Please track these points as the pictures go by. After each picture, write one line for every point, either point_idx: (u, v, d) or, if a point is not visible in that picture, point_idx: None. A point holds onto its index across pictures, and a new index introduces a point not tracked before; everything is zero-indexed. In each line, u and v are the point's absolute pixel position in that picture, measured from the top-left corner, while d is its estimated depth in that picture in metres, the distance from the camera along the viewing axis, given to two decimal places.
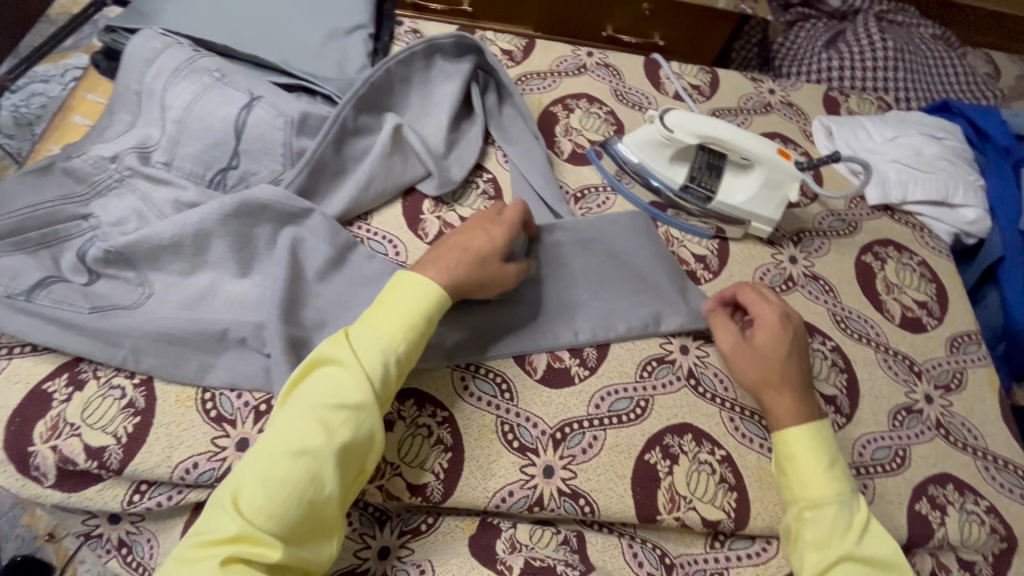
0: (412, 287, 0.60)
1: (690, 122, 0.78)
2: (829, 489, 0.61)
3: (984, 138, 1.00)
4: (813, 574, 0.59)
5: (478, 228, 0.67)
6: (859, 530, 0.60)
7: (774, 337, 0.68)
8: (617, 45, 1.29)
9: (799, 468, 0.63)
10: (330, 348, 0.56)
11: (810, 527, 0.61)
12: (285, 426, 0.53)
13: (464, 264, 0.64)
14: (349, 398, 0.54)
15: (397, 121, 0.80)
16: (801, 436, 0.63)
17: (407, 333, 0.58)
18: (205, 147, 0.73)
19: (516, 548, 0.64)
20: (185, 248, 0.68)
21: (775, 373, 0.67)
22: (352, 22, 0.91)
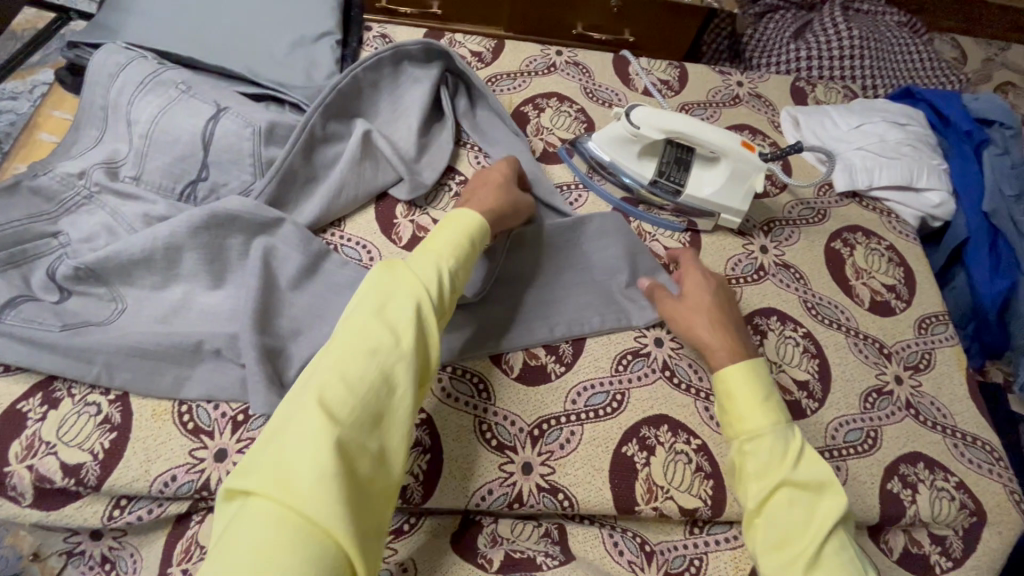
0: (455, 220, 0.66)
1: (655, 118, 0.79)
2: (766, 418, 0.62)
3: (947, 122, 1.01)
4: (753, 506, 0.59)
5: (488, 171, 0.77)
6: (796, 455, 0.60)
7: (703, 286, 0.74)
8: (587, 42, 1.30)
9: (737, 402, 0.64)
10: (387, 266, 0.59)
11: (751, 458, 0.61)
12: (352, 329, 0.53)
13: (489, 195, 0.73)
14: (415, 300, 0.56)
15: (366, 127, 0.81)
16: (736, 371, 0.65)
17: (459, 255, 0.62)
18: (173, 161, 0.73)
19: (498, 542, 0.66)
20: (156, 261, 0.68)
21: (706, 317, 0.71)
22: (320, 29, 0.91)
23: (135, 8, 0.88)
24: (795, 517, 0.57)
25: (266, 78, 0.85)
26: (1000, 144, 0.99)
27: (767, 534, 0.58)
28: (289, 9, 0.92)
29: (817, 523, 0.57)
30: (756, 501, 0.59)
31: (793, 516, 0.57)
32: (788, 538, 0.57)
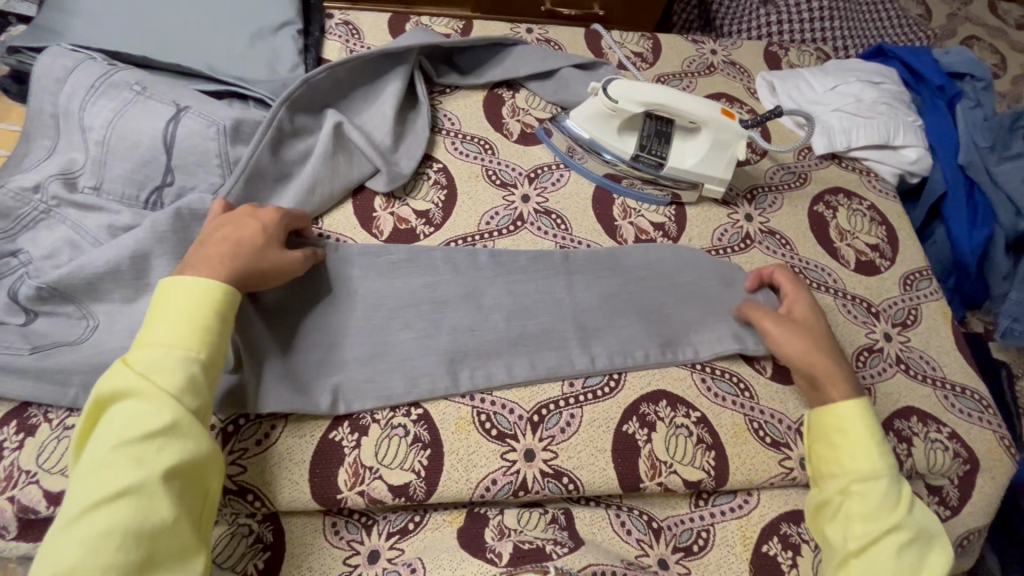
0: (189, 289, 0.56)
1: (634, 91, 0.77)
2: (879, 462, 0.61)
3: (918, 79, 1.01)
4: (850, 547, 0.58)
5: (246, 219, 0.64)
6: (908, 503, 0.59)
7: (810, 310, 0.72)
8: (556, 18, 1.27)
9: (848, 441, 0.63)
10: (112, 383, 0.51)
11: (858, 501, 0.60)
12: (88, 479, 0.47)
13: (238, 254, 0.60)
14: (153, 421, 0.49)
15: (337, 119, 0.78)
16: (853, 411, 0.64)
17: (202, 334, 0.55)
18: (135, 167, 0.69)
19: (504, 534, 0.64)
20: (125, 274, 0.65)
21: (817, 343, 0.69)
22: (278, 19, 0.87)
23: (78, 8, 0.83)
24: (906, 566, 0.56)
25: (227, 74, 0.81)
26: (971, 98, 1.00)
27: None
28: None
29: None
30: (859, 544, 0.57)
31: (904, 565, 0.56)
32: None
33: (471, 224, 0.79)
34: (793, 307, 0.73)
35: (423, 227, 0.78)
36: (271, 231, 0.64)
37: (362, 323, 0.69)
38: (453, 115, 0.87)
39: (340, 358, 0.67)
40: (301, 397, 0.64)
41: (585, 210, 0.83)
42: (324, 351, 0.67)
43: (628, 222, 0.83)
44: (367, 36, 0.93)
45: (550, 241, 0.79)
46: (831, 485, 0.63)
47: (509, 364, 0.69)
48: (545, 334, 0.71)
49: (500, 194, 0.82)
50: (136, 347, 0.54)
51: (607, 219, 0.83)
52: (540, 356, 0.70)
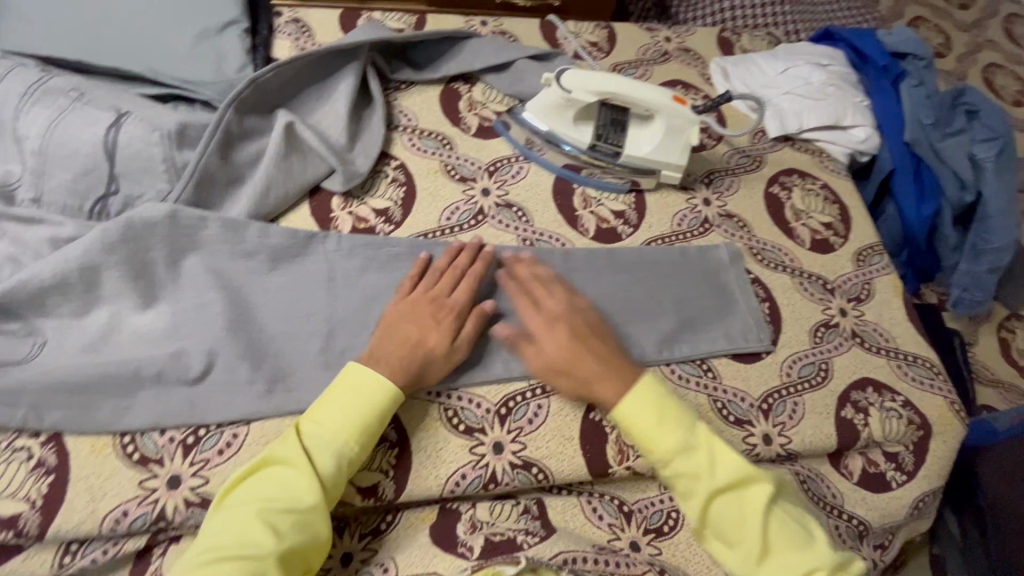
0: (358, 383, 0.60)
1: (585, 81, 0.78)
2: (668, 440, 0.62)
3: (865, 60, 1.04)
4: (696, 520, 0.62)
5: (424, 319, 0.67)
6: (711, 463, 0.61)
7: (558, 343, 0.68)
8: (513, 10, 1.26)
9: (642, 432, 0.64)
10: (282, 448, 0.57)
11: (682, 481, 0.62)
12: (232, 524, 0.53)
13: (401, 355, 0.64)
14: (299, 498, 0.55)
15: (289, 119, 0.77)
16: (629, 405, 0.64)
17: (360, 431, 0.59)
18: (76, 176, 0.67)
19: (476, 527, 0.64)
20: (73, 287, 0.63)
21: (606, 374, 0.66)
22: (223, 18, 0.84)
23: (10, 13, 0.79)
24: (732, 517, 0.60)
25: (171, 76, 0.78)
26: (915, 76, 1.02)
27: (723, 541, 0.61)
28: None
29: (758, 524, 0.59)
30: (697, 518, 0.61)
31: (730, 516, 0.60)
32: (743, 542, 0.59)
33: (431, 219, 0.78)
34: (546, 341, 0.68)
35: (383, 225, 0.77)
36: (448, 333, 0.66)
37: (323, 325, 0.68)
38: (409, 111, 0.86)
39: (303, 361, 0.66)
40: (264, 403, 0.63)
41: (545, 202, 0.83)
42: (286, 355, 0.66)
43: (588, 211, 0.83)
44: (318, 34, 0.91)
45: (512, 234, 0.79)
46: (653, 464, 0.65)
47: (475, 360, 0.69)
48: (509, 327, 0.72)
49: (460, 188, 0.81)
50: (308, 419, 0.60)
51: (568, 209, 0.83)
52: (506, 348, 0.71)
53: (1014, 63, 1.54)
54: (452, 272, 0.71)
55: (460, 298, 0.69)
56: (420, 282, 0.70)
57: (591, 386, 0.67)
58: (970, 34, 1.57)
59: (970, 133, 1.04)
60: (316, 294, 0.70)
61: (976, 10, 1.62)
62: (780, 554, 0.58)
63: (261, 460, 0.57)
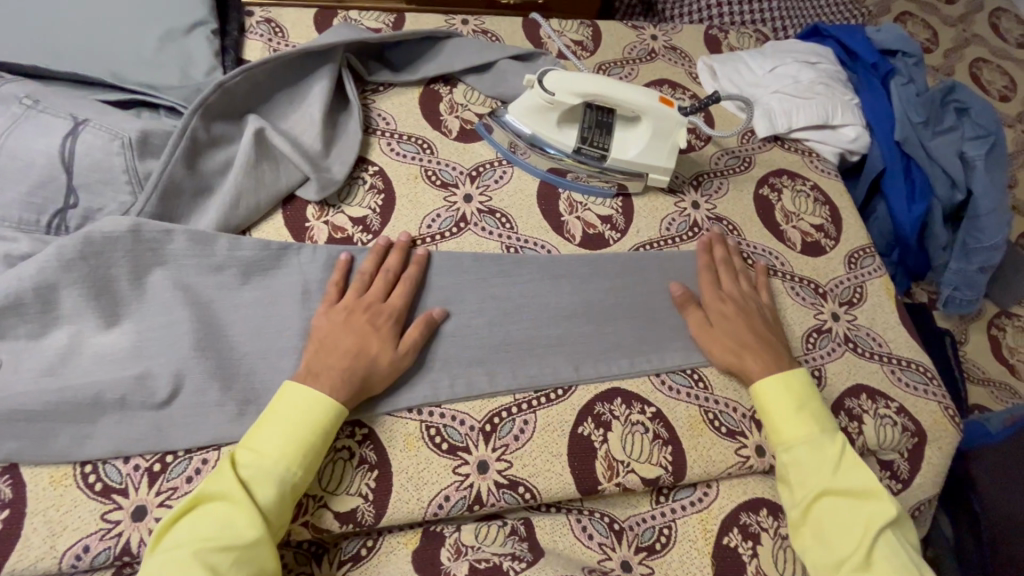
0: (299, 405, 0.58)
1: (569, 83, 0.75)
2: (802, 430, 0.64)
3: (854, 57, 1.02)
4: (797, 515, 0.62)
5: (362, 323, 0.64)
6: (836, 463, 0.62)
7: (732, 323, 0.72)
8: (496, 7, 1.23)
9: (775, 417, 0.66)
10: (217, 482, 0.53)
11: (796, 470, 0.63)
12: (165, 569, 0.49)
13: (344, 364, 0.61)
14: (241, 534, 0.51)
15: (259, 125, 0.73)
16: (773, 387, 0.66)
17: (303, 456, 0.56)
18: (31, 189, 0.63)
19: (461, 553, 0.61)
20: (28, 308, 0.59)
21: (755, 352, 0.69)
22: (190, 19, 0.80)
23: None
24: (843, 522, 0.60)
25: (134, 81, 0.75)
26: (905, 74, 1.01)
27: (821, 541, 0.60)
28: None
29: (864, 535, 0.59)
30: (800, 513, 0.62)
31: (841, 521, 0.60)
32: (838, 546, 0.59)
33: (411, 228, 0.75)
34: (716, 317, 0.73)
35: (360, 234, 0.74)
36: (386, 337, 0.64)
37: (297, 341, 0.65)
38: (388, 114, 0.83)
39: (276, 380, 0.63)
40: (234, 427, 0.60)
41: (530, 208, 0.80)
42: (257, 374, 0.63)
43: (574, 217, 0.81)
44: (291, 34, 0.87)
45: (496, 241, 0.77)
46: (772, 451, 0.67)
47: (458, 375, 0.67)
48: (493, 340, 0.69)
49: (440, 195, 0.78)
50: (243, 448, 0.56)
51: (554, 215, 0.80)
52: (490, 362, 0.68)
53: (999, 58, 1.53)
54: (383, 273, 0.69)
55: (395, 300, 0.67)
56: (354, 289, 0.67)
57: (738, 357, 0.69)
58: (957, 28, 1.56)
59: (960, 130, 1.03)
60: (290, 309, 0.67)
61: (962, 4, 1.61)
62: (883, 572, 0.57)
63: (194, 497, 0.53)
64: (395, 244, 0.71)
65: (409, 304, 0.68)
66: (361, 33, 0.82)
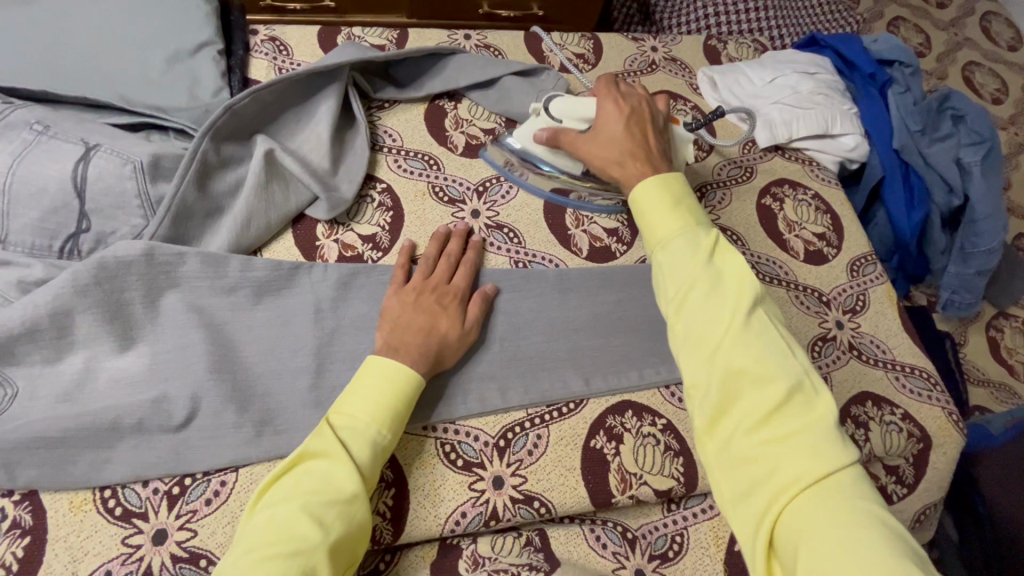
0: (386, 373, 0.60)
1: (575, 108, 0.75)
2: (676, 224, 0.58)
3: (851, 67, 1.04)
4: (671, 308, 0.53)
5: (430, 302, 0.67)
6: (706, 252, 0.54)
7: (611, 133, 0.69)
8: (496, 20, 1.24)
9: (648, 212, 0.60)
10: (317, 441, 0.55)
11: (667, 261, 0.55)
12: (275, 521, 0.50)
13: (422, 339, 0.64)
14: (342, 489, 0.53)
15: (269, 145, 0.74)
16: (650, 188, 0.60)
17: (391, 420, 0.58)
18: (43, 215, 0.63)
19: (479, 564, 0.62)
20: (43, 333, 0.60)
21: (633, 157, 0.66)
22: (197, 40, 0.81)
23: None
24: (713, 307, 0.51)
25: (142, 104, 0.75)
26: (901, 83, 1.03)
27: (687, 331, 0.51)
28: (153, 18, 0.81)
29: (733, 305, 0.50)
30: (672, 307, 0.53)
31: (711, 305, 0.51)
32: (711, 335, 0.50)
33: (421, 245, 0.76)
34: (596, 134, 0.70)
35: (370, 252, 0.75)
36: (455, 314, 0.67)
37: (311, 361, 0.66)
38: (394, 131, 0.84)
39: (291, 400, 0.63)
40: (251, 449, 0.60)
41: (536, 222, 0.81)
42: (273, 395, 0.63)
43: (581, 230, 0.82)
44: (296, 53, 0.88)
45: (504, 256, 0.77)
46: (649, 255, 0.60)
47: (471, 392, 0.67)
48: (505, 356, 0.70)
49: (448, 211, 0.79)
50: (335, 412, 0.58)
51: (560, 229, 0.81)
52: (502, 376, 0.69)
53: (992, 62, 1.56)
54: (447, 257, 0.72)
55: (458, 282, 0.70)
56: (420, 273, 0.70)
57: (618, 165, 0.67)
58: (948, 32, 1.59)
59: (956, 137, 1.04)
60: (303, 329, 0.67)
61: (954, 8, 1.64)
62: (750, 344, 0.49)
63: (296, 455, 0.54)
64: (457, 235, 0.75)
65: (471, 285, 0.71)
66: (369, 52, 0.83)
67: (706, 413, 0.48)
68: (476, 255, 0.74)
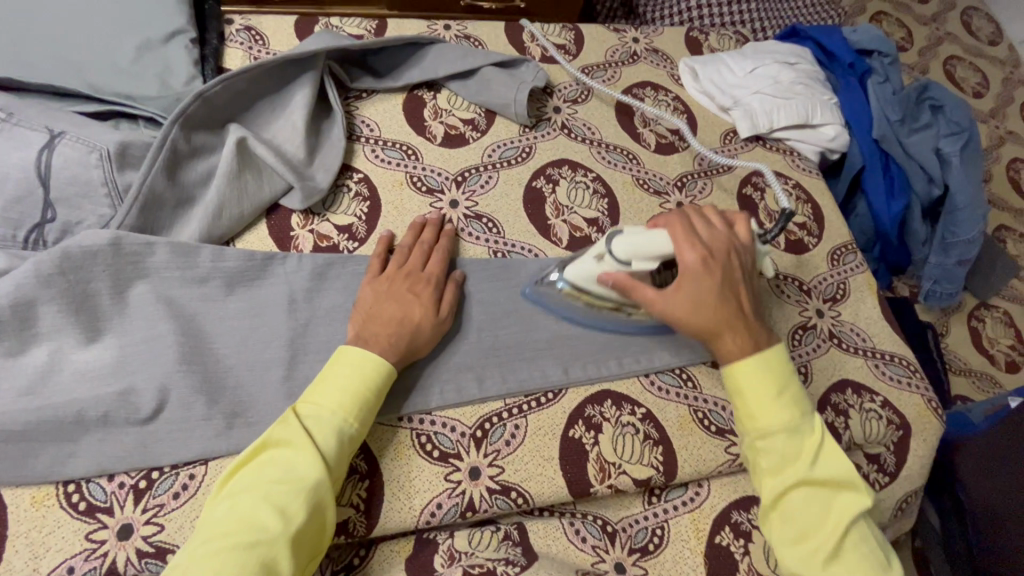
0: (354, 361, 0.58)
1: (646, 245, 0.62)
2: (781, 416, 0.59)
3: (832, 58, 1.04)
4: (771, 499, 0.58)
5: (402, 291, 0.66)
6: (813, 453, 0.58)
7: (701, 294, 0.61)
8: (478, 12, 1.23)
9: (748, 400, 0.60)
10: (280, 430, 0.54)
11: (765, 456, 0.59)
12: (235, 511, 0.50)
13: (393, 330, 0.62)
14: (305, 479, 0.52)
15: (241, 134, 0.73)
16: (752, 368, 0.60)
17: (358, 408, 0.57)
18: (6, 205, 0.62)
19: (455, 558, 0.61)
20: (5, 325, 0.58)
21: (729, 328, 0.62)
22: (169, 28, 0.79)
23: None
24: (814, 512, 0.56)
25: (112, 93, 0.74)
26: (881, 73, 1.03)
27: (787, 525, 0.57)
28: (124, 5, 0.79)
29: (837, 516, 0.56)
30: (771, 499, 0.58)
31: (812, 511, 0.56)
32: (811, 535, 0.56)
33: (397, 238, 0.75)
34: (678, 290, 0.62)
35: (346, 242, 0.74)
36: (427, 301, 0.66)
37: (284, 352, 0.64)
38: (371, 121, 0.83)
39: (263, 391, 0.62)
40: (221, 441, 0.59)
41: (516, 212, 0.80)
42: (245, 387, 0.62)
43: (561, 220, 0.81)
44: (272, 42, 0.86)
45: (483, 246, 0.77)
46: (743, 437, 0.62)
47: (447, 383, 0.66)
48: (482, 346, 0.69)
49: (426, 201, 0.78)
50: (302, 401, 0.57)
51: (540, 218, 0.80)
52: (480, 366, 0.68)
53: (973, 56, 1.57)
54: (420, 246, 0.71)
55: (432, 268, 0.69)
56: (394, 262, 0.69)
57: (716, 338, 0.62)
58: (930, 27, 1.60)
59: (936, 127, 1.05)
60: (276, 320, 0.66)
61: (935, 4, 1.65)
62: (851, 560, 0.54)
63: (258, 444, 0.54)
64: (430, 223, 0.74)
65: (444, 272, 0.70)
66: (345, 40, 0.82)
67: None
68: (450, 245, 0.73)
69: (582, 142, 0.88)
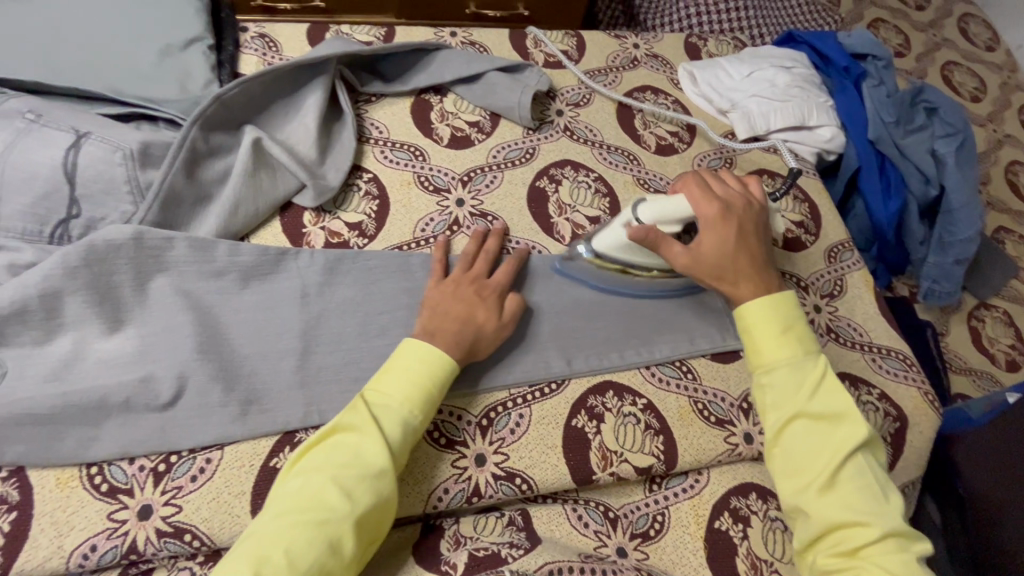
0: (422, 358, 0.61)
1: (669, 210, 0.67)
2: (783, 353, 0.61)
3: (827, 62, 1.07)
4: (772, 435, 0.60)
5: (472, 295, 0.68)
6: (814, 387, 0.59)
7: (721, 242, 0.65)
8: (483, 20, 1.27)
9: (754, 339, 0.62)
10: (351, 415, 0.56)
11: (768, 392, 0.60)
12: (306, 487, 0.52)
13: (454, 326, 0.65)
14: (373, 466, 0.54)
15: (255, 134, 0.76)
16: (757, 310, 0.62)
17: (422, 402, 0.59)
18: (34, 201, 0.65)
19: (460, 543, 0.62)
20: (33, 315, 0.61)
21: (744, 273, 0.65)
22: (187, 35, 0.83)
23: None
24: (812, 447, 0.58)
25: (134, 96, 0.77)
26: (875, 76, 1.05)
27: (786, 458, 0.59)
28: (146, 14, 0.83)
29: (836, 448, 0.57)
30: (771, 434, 0.60)
31: (809, 445, 0.58)
32: (808, 468, 0.57)
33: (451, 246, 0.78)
34: (700, 240, 0.66)
35: (356, 239, 0.76)
36: (492, 307, 0.68)
37: (296, 343, 0.67)
38: (381, 124, 0.86)
39: (276, 380, 0.65)
40: (236, 427, 0.61)
41: (520, 210, 0.82)
42: (261, 375, 0.64)
43: (563, 218, 0.83)
44: (286, 48, 0.90)
45: None
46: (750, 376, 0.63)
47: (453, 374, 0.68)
48: None
49: (433, 200, 0.81)
50: (374, 385, 0.59)
51: (543, 216, 0.83)
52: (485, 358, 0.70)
53: (970, 61, 1.59)
54: (487, 253, 0.74)
55: (499, 277, 0.71)
56: (463, 266, 0.72)
57: (731, 283, 0.65)
58: (928, 33, 1.63)
59: (932, 129, 1.07)
60: (290, 312, 0.68)
61: (932, 11, 1.68)
62: (845, 492, 0.56)
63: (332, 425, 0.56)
64: (495, 230, 0.77)
65: (510, 281, 0.72)
66: (355, 45, 0.85)
67: (809, 532, 0.56)
68: (520, 255, 0.75)
69: (584, 143, 0.90)
